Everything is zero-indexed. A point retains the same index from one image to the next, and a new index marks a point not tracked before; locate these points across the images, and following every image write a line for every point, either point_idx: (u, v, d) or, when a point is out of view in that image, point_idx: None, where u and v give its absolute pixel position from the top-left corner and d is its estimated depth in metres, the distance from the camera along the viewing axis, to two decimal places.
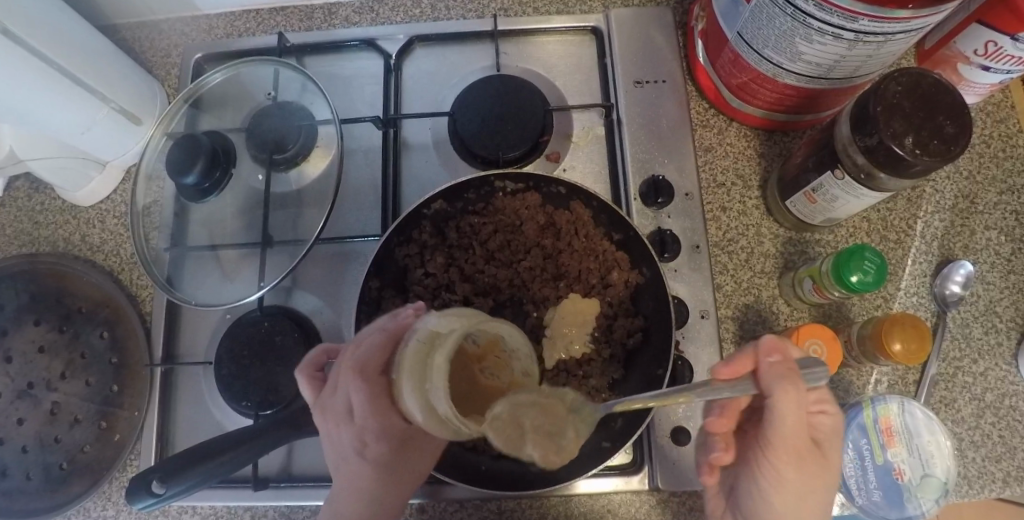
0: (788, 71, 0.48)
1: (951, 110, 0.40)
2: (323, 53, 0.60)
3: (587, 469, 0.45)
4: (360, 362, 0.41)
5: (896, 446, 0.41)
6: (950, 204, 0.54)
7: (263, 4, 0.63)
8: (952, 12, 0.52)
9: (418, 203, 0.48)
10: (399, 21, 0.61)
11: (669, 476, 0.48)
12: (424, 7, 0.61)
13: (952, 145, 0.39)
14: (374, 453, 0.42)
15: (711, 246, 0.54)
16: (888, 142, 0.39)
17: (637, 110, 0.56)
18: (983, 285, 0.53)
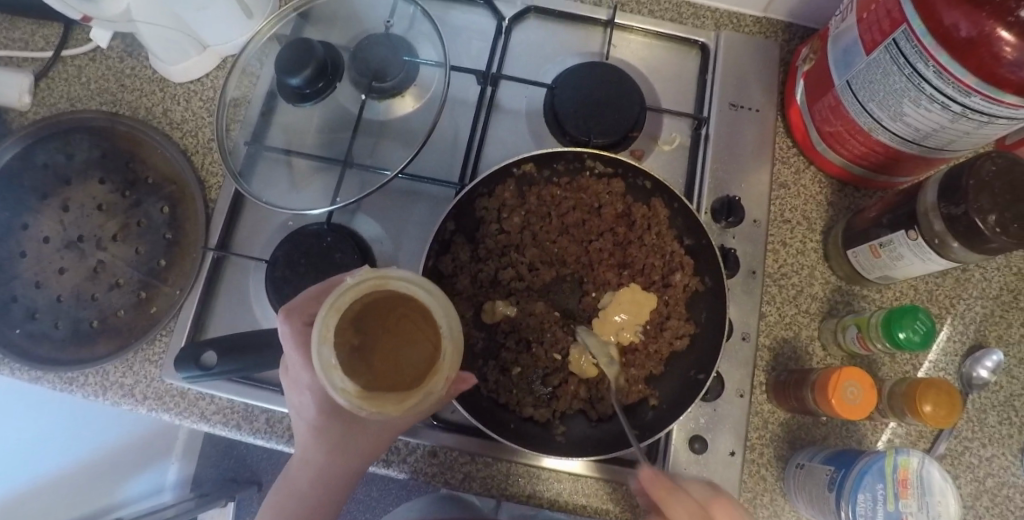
0: (884, 128, 0.50)
1: None
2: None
3: (611, 451, 0.46)
4: (288, 310, 0.43)
5: (909, 498, 0.42)
6: (995, 295, 0.57)
7: None
8: None
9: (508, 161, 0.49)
10: None
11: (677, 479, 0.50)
12: None
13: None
14: (310, 414, 0.45)
15: (764, 276, 0.55)
16: (972, 214, 0.41)
17: (726, 131, 0.58)
18: (1009, 377, 0.55)
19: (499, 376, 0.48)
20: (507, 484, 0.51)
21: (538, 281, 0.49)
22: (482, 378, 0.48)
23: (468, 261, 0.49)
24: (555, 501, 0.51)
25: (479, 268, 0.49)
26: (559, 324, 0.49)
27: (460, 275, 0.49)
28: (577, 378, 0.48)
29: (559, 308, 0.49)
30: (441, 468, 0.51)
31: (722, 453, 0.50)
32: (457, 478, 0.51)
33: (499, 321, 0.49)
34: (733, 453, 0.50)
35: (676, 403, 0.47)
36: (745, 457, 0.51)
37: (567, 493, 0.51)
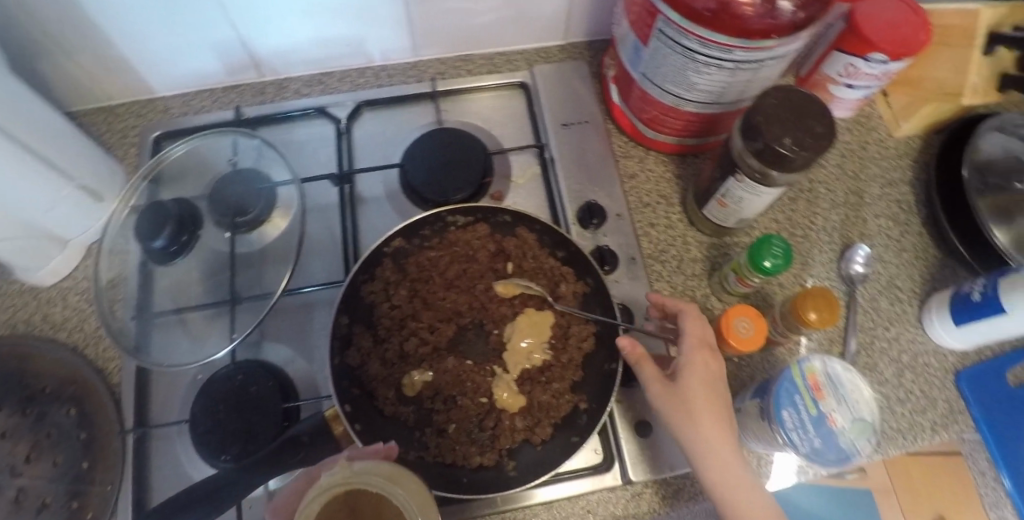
0: (687, 100, 0.57)
1: (817, 115, 0.49)
2: (275, 124, 0.64)
3: (559, 463, 0.48)
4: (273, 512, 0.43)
5: (826, 398, 0.47)
6: (842, 200, 0.64)
7: (217, 83, 0.67)
8: (816, 45, 0.65)
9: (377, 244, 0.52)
10: (346, 90, 0.66)
11: (638, 466, 0.52)
12: (368, 77, 0.67)
13: (821, 140, 0.48)
14: None
15: (645, 258, 0.59)
16: (771, 143, 0.48)
17: (567, 147, 0.62)
18: (882, 264, 0.62)
19: (438, 439, 0.50)
20: None
21: (442, 339, 0.51)
22: (423, 448, 0.50)
23: (373, 346, 0.51)
24: None
25: (385, 348, 0.51)
26: (476, 370, 0.51)
27: (370, 362, 0.51)
28: (509, 412, 0.50)
29: (470, 357, 0.52)
30: None
31: (666, 426, 0.53)
32: None
33: (421, 390, 0.51)
34: None
35: (605, 398, 0.49)
36: None
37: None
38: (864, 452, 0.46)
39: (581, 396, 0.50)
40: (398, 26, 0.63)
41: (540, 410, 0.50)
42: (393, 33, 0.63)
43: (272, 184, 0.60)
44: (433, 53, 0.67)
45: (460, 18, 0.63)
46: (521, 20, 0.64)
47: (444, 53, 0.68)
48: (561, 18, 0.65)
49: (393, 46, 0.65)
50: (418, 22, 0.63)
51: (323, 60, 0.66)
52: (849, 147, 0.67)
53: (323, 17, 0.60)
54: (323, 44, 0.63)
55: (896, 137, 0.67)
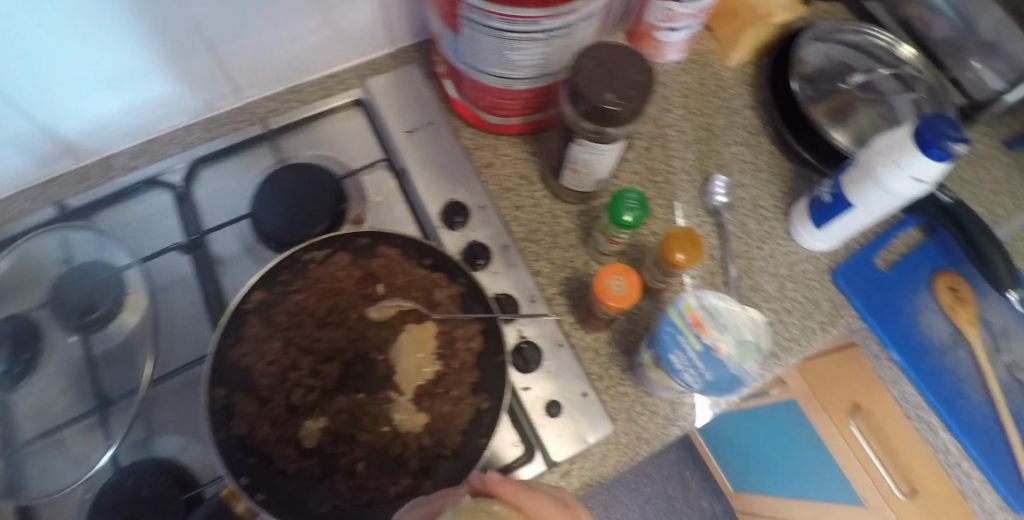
0: (516, 79, 0.56)
1: (634, 64, 0.49)
2: (107, 207, 0.59)
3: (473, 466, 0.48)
4: None
5: (708, 331, 0.47)
6: (694, 138, 0.66)
7: (30, 178, 0.60)
8: None
9: (233, 303, 0.50)
10: (176, 152, 0.62)
11: (557, 446, 0.52)
12: (197, 132, 0.63)
13: (640, 88, 0.48)
14: None
15: (518, 242, 0.59)
16: (595, 103, 0.47)
17: (415, 153, 0.61)
18: (743, 188, 0.64)
19: (350, 483, 0.48)
20: None
21: (328, 381, 0.49)
22: (336, 496, 0.48)
23: (258, 410, 0.48)
24: None
25: (271, 407, 0.49)
26: (370, 401, 0.49)
27: (258, 426, 0.48)
28: (413, 433, 0.49)
29: (362, 389, 0.50)
30: None
31: (576, 399, 0.54)
32: None
33: (320, 438, 0.49)
34: (586, 393, 0.54)
35: (503, 391, 0.49)
36: (595, 391, 0.55)
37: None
38: (754, 374, 0.47)
39: (481, 397, 0.49)
40: (209, 74, 0.59)
41: (445, 422, 0.49)
42: (207, 82, 0.60)
43: (116, 271, 0.56)
44: (259, 92, 0.64)
45: (272, 50, 0.59)
46: (338, 37, 0.62)
47: (271, 89, 0.64)
48: (379, 26, 0.63)
49: (213, 95, 0.61)
50: (230, 65, 0.59)
51: (141, 127, 0.61)
52: (689, 85, 0.68)
53: (123, 83, 0.55)
54: (135, 111, 0.59)
55: (729, 68, 0.69)
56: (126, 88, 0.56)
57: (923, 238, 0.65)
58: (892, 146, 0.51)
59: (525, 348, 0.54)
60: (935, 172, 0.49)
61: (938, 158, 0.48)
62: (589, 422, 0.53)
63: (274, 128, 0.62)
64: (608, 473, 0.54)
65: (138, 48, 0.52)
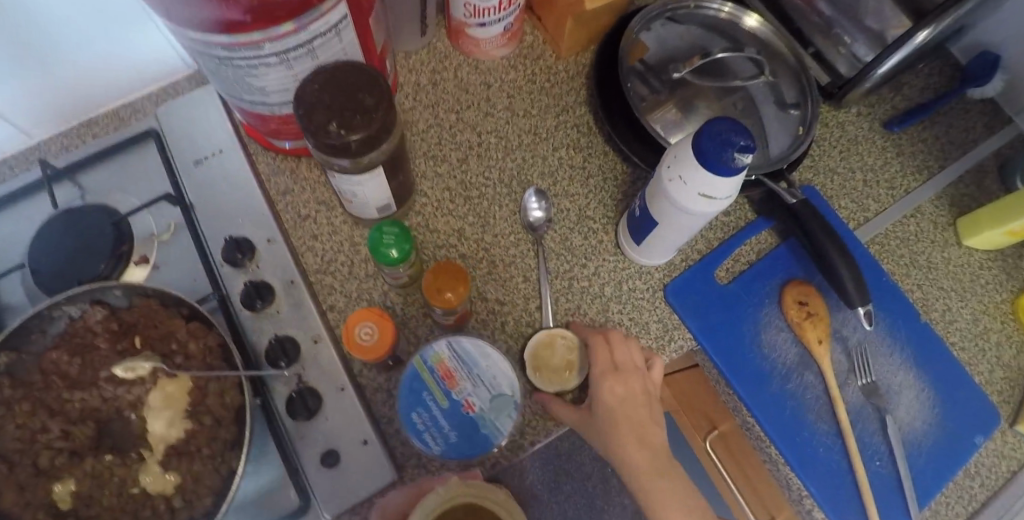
0: (276, 104, 0.50)
1: (368, 84, 0.42)
2: None
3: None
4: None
5: (458, 384, 0.45)
6: (518, 144, 0.60)
7: None
8: None
9: None
10: None
11: (333, 497, 0.49)
12: None
13: (371, 113, 0.41)
14: None
15: (308, 276, 0.56)
16: (316, 138, 0.40)
17: (201, 187, 0.57)
18: (569, 198, 0.58)
19: None
20: None
21: (79, 442, 0.47)
22: None
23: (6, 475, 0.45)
24: None
25: (18, 471, 0.46)
26: (119, 463, 0.47)
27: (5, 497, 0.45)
28: (165, 495, 0.46)
29: (115, 450, 0.48)
30: None
31: (355, 448, 0.50)
32: None
33: (74, 502, 0.46)
34: (367, 440, 0.50)
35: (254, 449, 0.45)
36: (381, 437, 0.51)
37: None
38: (508, 430, 0.44)
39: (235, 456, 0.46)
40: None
41: (198, 483, 0.46)
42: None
43: None
44: (51, 130, 0.61)
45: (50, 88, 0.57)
46: (124, 63, 0.59)
47: (63, 125, 0.62)
48: (165, 52, 0.61)
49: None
50: (5, 109, 0.56)
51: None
52: (518, 83, 0.62)
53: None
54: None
55: (563, 60, 0.63)
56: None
57: (778, 244, 0.58)
58: (677, 158, 0.43)
59: (296, 397, 0.50)
60: (730, 186, 0.41)
61: (726, 173, 0.40)
62: (369, 472, 0.50)
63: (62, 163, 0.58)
64: None
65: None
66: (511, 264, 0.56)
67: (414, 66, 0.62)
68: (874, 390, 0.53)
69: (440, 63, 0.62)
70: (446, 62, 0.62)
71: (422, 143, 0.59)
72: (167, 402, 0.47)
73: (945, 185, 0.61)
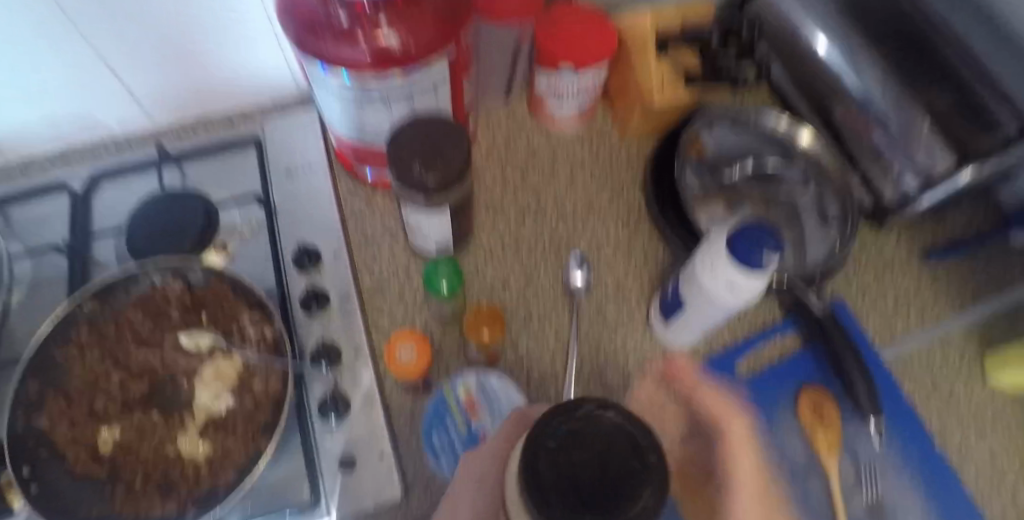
0: (369, 137, 0.58)
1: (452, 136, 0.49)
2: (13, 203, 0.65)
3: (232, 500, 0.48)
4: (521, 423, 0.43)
5: (479, 416, 0.54)
6: (571, 213, 0.65)
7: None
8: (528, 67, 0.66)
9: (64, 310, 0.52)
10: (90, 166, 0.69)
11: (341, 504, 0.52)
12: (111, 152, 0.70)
13: (450, 162, 0.48)
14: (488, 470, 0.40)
15: (362, 291, 0.61)
16: (399, 173, 0.47)
17: (289, 198, 0.64)
18: (610, 269, 0.63)
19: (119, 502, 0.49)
20: None
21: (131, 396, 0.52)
22: None
23: (64, 411, 0.51)
24: None
25: (71, 409, 0.51)
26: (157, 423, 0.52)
27: (55, 429, 0.51)
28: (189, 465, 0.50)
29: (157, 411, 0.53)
30: None
31: (372, 460, 0.53)
32: None
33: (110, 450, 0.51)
34: (382, 455, 0.53)
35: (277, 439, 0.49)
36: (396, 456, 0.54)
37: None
38: None
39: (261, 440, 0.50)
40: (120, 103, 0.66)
41: (222, 458, 0.50)
42: (121, 109, 0.67)
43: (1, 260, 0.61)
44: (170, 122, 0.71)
45: (173, 79, 0.65)
46: (246, 77, 0.68)
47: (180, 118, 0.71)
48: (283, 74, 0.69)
49: (127, 122, 0.69)
50: (141, 97, 0.66)
51: (58, 135, 0.67)
52: (581, 158, 0.68)
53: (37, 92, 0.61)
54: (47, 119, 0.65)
55: (626, 144, 0.69)
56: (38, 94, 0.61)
57: (802, 350, 0.60)
58: (712, 250, 0.47)
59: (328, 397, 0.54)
60: (754, 285, 0.45)
61: (754, 270, 0.44)
62: (378, 486, 0.52)
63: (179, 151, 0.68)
64: None
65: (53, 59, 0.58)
66: (544, 318, 0.60)
67: (492, 126, 0.69)
68: (881, 509, 0.54)
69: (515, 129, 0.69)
70: (520, 127, 0.69)
71: (483, 195, 0.65)
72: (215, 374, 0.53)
73: (979, 324, 0.63)
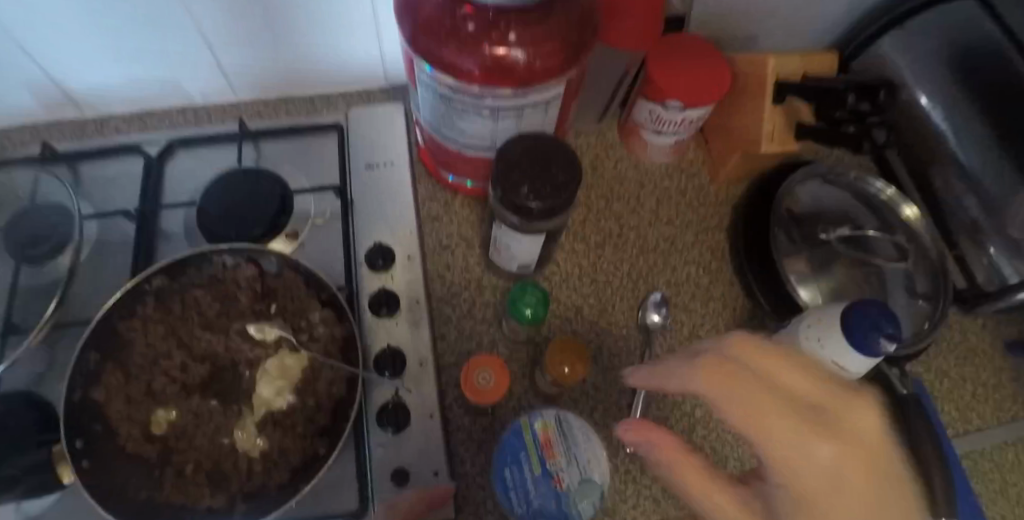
0: (464, 146, 0.55)
1: (565, 162, 0.47)
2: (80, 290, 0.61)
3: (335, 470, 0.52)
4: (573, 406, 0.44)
5: (556, 457, 0.47)
6: (653, 247, 0.63)
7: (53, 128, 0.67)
8: (628, 92, 0.63)
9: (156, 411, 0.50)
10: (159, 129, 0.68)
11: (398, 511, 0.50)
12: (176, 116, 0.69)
13: (561, 189, 0.45)
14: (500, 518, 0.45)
15: (437, 361, 0.56)
16: (506, 194, 0.45)
17: (365, 193, 0.62)
18: (686, 312, 0.61)
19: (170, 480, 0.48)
20: None
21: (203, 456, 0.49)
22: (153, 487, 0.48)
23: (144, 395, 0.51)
24: None
25: (163, 471, 0.49)
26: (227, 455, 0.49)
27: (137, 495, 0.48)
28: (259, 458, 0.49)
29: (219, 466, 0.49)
30: None
31: (424, 477, 0.51)
32: None
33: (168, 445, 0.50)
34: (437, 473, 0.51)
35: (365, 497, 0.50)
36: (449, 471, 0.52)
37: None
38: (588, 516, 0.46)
39: (345, 494, 0.51)
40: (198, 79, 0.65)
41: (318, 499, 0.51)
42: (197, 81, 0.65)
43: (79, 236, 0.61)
44: None
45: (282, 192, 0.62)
46: None
47: None
48: None
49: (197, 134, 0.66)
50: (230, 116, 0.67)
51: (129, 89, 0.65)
52: (668, 193, 0.65)
53: (149, 131, 0.68)
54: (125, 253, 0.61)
55: (717, 185, 0.66)
56: (128, 194, 0.64)
57: None
58: (824, 323, 0.47)
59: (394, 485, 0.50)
60: (861, 363, 0.45)
61: (865, 353, 0.43)
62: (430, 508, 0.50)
63: (262, 164, 0.63)
64: None
65: (127, 21, 0.55)
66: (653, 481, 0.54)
67: (582, 144, 0.67)
68: None
69: (604, 152, 0.66)
70: (618, 195, 0.65)
71: (569, 221, 0.63)
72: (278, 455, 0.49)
73: None
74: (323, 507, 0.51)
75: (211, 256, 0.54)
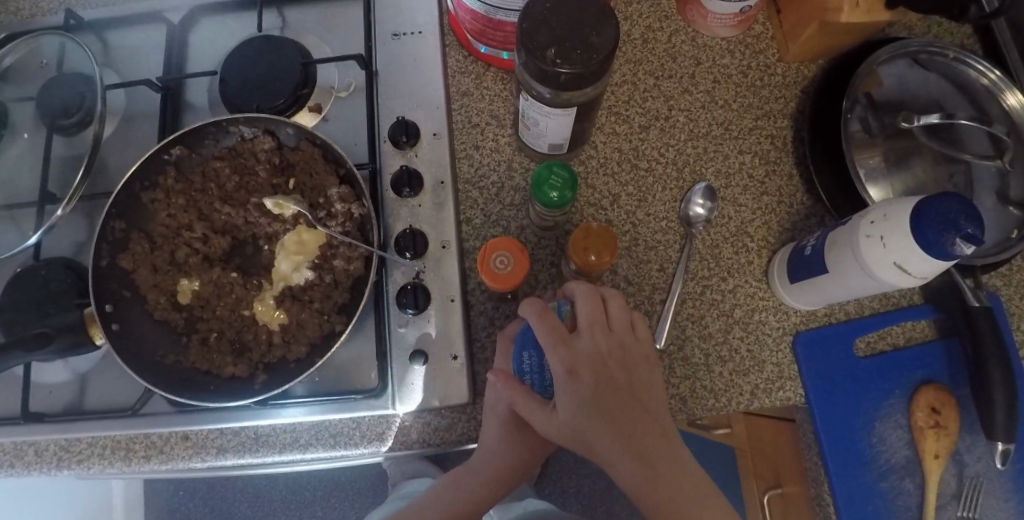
0: (493, 8, 0.49)
1: (598, 19, 0.40)
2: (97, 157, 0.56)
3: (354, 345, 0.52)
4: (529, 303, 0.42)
5: None
6: (704, 132, 0.56)
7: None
8: None
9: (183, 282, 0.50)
10: None
11: (418, 389, 0.50)
12: None
13: (593, 54, 0.40)
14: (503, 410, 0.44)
15: (461, 244, 0.54)
16: (533, 59, 0.40)
17: (391, 61, 0.57)
18: (735, 207, 0.55)
19: (197, 347, 0.50)
20: (256, 445, 0.51)
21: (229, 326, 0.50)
22: (183, 352, 0.50)
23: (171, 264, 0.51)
24: (305, 448, 0.50)
25: (192, 339, 0.50)
26: (251, 327, 0.50)
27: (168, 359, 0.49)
28: (280, 331, 0.50)
29: (244, 335, 0.50)
30: (197, 450, 0.51)
31: (444, 359, 0.50)
32: (212, 452, 0.51)
33: (195, 314, 0.50)
34: (456, 357, 0.51)
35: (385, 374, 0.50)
36: (469, 356, 0.51)
37: (287, 444, 0.50)
38: None
39: (367, 373, 0.51)
40: None
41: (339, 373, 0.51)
42: None
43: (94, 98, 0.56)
44: None
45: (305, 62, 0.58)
46: None
47: None
48: None
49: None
50: None
51: None
52: (728, 72, 0.58)
53: None
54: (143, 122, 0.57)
55: (785, 64, 0.58)
56: (154, 66, 0.59)
57: (933, 339, 0.53)
58: (886, 217, 0.41)
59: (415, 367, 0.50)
60: (927, 268, 0.39)
61: (935, 253, 0.37)
62: (447, 387, 0.50)
63: (285, 30, 0.58)
64: (448, 440, 0.51)
65: None
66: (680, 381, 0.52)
67: (631, 14, 0.59)
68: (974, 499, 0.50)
69: (658, 22, 0.58)
70: (670, 71, 0.58)
71: (611, 100, 0.57)
72: (301, 328, 0.49)
73: None
74: (343, 380, 0.51)
75: (229, 127, 0.51)
